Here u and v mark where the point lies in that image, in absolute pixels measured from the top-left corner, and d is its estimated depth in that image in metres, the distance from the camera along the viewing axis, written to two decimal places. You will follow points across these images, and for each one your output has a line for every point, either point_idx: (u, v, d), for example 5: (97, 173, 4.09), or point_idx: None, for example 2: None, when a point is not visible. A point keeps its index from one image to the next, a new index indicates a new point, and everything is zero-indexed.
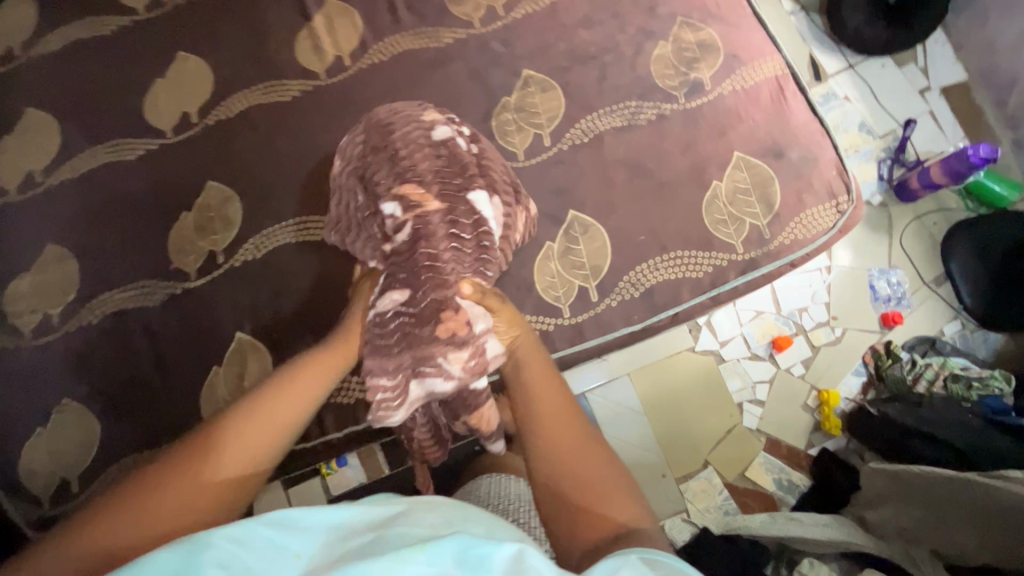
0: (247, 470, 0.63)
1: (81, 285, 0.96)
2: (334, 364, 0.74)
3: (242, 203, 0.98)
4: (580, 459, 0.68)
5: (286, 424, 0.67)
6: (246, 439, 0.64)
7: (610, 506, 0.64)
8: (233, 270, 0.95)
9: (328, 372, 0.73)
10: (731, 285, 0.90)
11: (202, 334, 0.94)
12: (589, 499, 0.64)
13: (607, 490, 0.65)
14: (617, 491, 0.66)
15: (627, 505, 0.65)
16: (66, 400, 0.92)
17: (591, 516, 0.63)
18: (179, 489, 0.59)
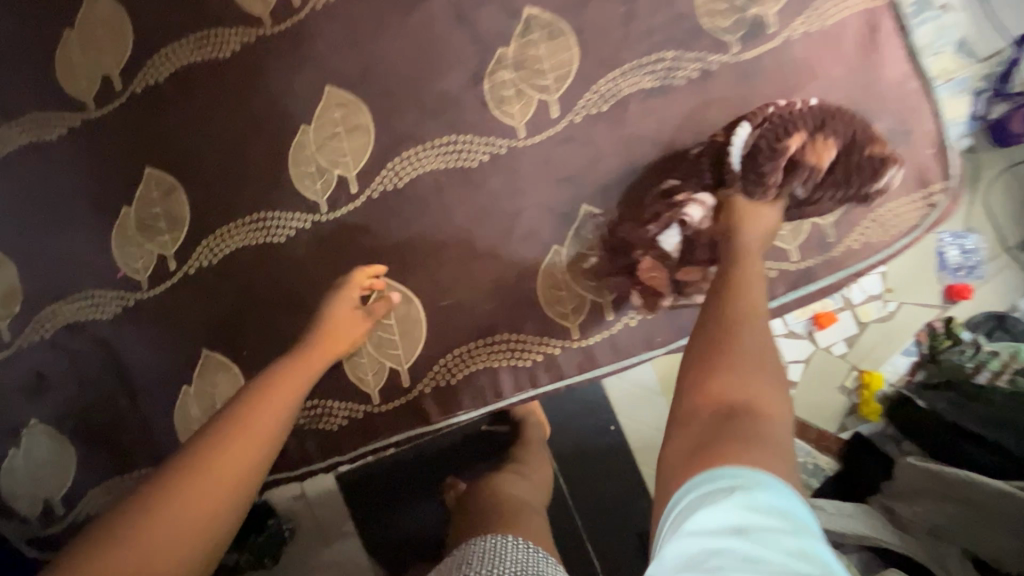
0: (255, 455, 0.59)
1: (25, 295, 0.85)
2: (322, 356, 0.72)
3: (189, 194, 0.82)
4: (733, 334, 0.53)
5: (278, 418, 0.64)
6: (246, 441, 0.59)
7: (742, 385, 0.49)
8: (189, 279, 0.82)
9: (311, 368, 0.71)
10: (781, 301, 0.73)
11: (164, 351, 0.83)
12: (729, 364, 0.51)
13: (754, 375, 0.50)
14: (766, 387, 0.50)
15: (773, 397, 0.49)
16: (33, 420, 0.85)
17: (717, 381, 0.50)
18: (191, 505, 0.53)
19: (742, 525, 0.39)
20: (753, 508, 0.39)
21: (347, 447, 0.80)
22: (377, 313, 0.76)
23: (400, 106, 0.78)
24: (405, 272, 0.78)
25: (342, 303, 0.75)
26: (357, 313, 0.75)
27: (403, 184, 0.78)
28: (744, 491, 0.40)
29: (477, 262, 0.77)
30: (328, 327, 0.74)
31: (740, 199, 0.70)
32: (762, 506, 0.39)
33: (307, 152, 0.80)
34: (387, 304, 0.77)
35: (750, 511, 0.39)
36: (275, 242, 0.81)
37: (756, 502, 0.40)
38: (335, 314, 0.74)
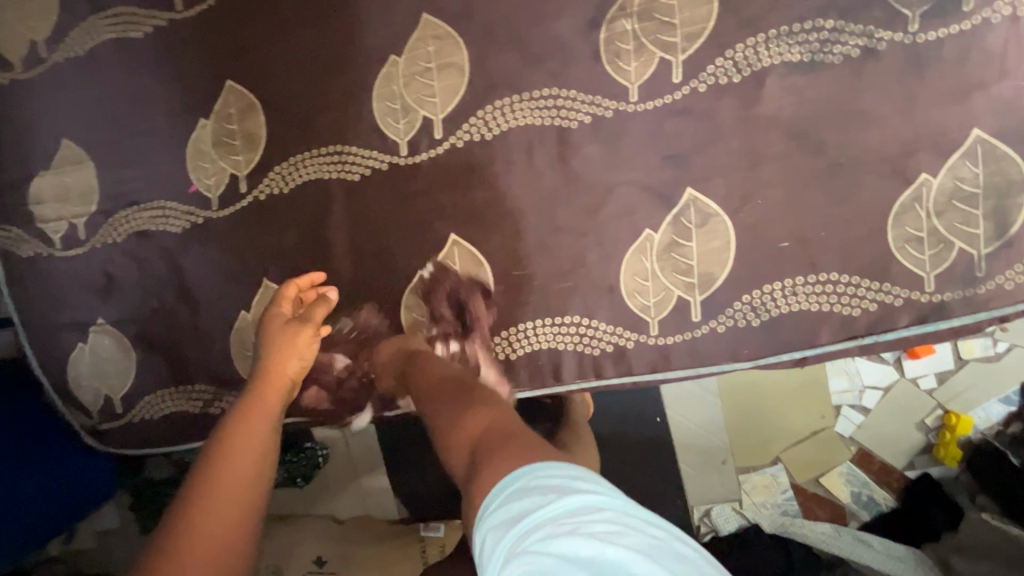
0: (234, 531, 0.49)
1: (101, 195, 0.85)
2: (281, 374, 0.66)
3: (267, 116, 0.78)
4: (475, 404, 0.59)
5: (261, 454, 0.56)
6: (230, 481, 0.52)
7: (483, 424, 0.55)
8: (257, 205, 0.79)
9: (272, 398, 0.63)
10: (899, 334, 0.64)
11: (225, 274, 0.82)
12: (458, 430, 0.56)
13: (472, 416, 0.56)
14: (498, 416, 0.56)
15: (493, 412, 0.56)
16: (100, 320, 0.87)
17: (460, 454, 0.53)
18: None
19: (524, 500, 0.40)
20: (529, 484, 0.41)
21: (394, 401, 0.78)
22: (315, 319, 0.70)
23: (500, 47, 0.70)
24: (478, 233, 0.73)
25: (279, 321, 0.70)
26: (301, 321, 0.70)
27: (490, 137, 0.71)
28: (519, 480, 0.42)
29: (557, 235, 0.71)
30: (275, 352, 0.67)
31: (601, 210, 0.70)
32: (535, 480, 0.42)
33: (393, 86, 0.73)
34: (326, 305, 0.72)
35: (529, 489, 0.41)
36: (348, 180, 0.76)
37: (530, 477, 0.42)
38: (279, 333, 0.69)
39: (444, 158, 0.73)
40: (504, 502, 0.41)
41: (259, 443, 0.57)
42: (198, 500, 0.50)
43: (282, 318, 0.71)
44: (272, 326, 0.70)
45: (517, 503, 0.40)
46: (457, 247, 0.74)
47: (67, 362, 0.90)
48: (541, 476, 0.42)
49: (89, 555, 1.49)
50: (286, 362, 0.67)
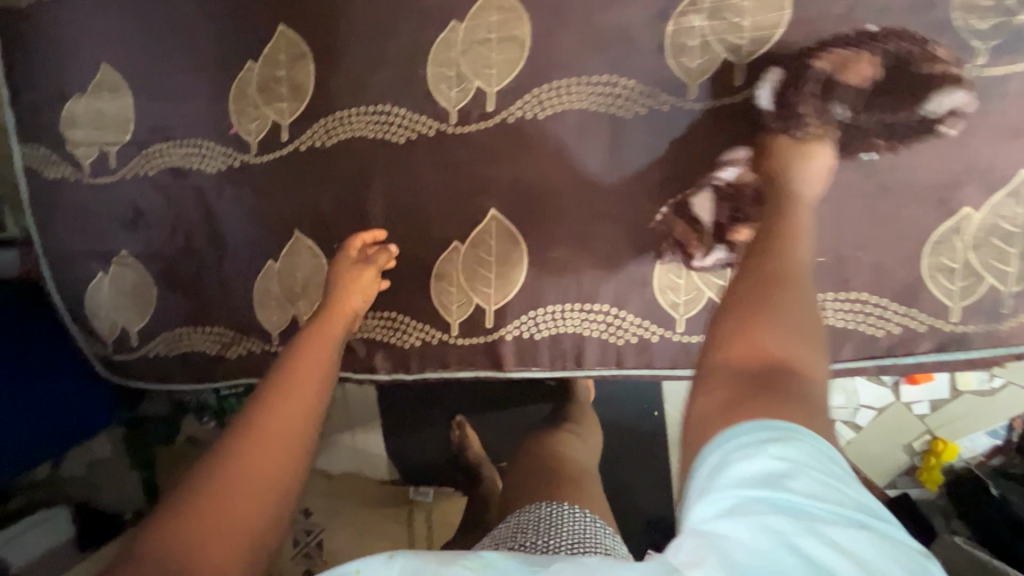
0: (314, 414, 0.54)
1: (136, 125, 0.83)
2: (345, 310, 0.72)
3: (317, 65, 0.76)
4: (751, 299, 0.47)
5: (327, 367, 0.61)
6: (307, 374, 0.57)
7: (767, 348, 0.43)
8: (297, 156, 0.79)
9: (334, 327, 0.69)
10: (917, 359, 0.66)
11: (257, 220, 0.82)
12: (739, 333, 0.45)
13: (767, 334, 0.44)
14: (767, 321, 0.45)
15: (794, 350, 0.43)
16: (123, 252, 0.87)
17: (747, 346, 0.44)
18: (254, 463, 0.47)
19: (785, 470, 0.34)
20: (799, 457, 0.34)
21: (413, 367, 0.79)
22: (379, 262, 0.75)
23: (565, 26, 0.69)
24: (518, 211, 0.73)
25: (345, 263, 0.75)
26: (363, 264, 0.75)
27: (542, 117, 0.71)
28: (774, 440, 0.35)
29: (596, 222, 0.71)
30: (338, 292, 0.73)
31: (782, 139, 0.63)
32: (804, 453, 0.35)
33: (449, 52, 0.72)
34: (388, 255, 0.76)
35: (797, 460, 0.34)
36: (394, 143, 0.75)
37: (804, 449, 0.35)
38: (346, 274, 0.74)
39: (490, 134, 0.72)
40: (757, 447, 0.35)
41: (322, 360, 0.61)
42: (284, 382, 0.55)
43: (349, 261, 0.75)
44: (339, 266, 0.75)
45: (769, 463, 0.34)
46: (495, 223, 0.74)
47: (85, 289, 0.89)
48: (814, 453, 0.35)
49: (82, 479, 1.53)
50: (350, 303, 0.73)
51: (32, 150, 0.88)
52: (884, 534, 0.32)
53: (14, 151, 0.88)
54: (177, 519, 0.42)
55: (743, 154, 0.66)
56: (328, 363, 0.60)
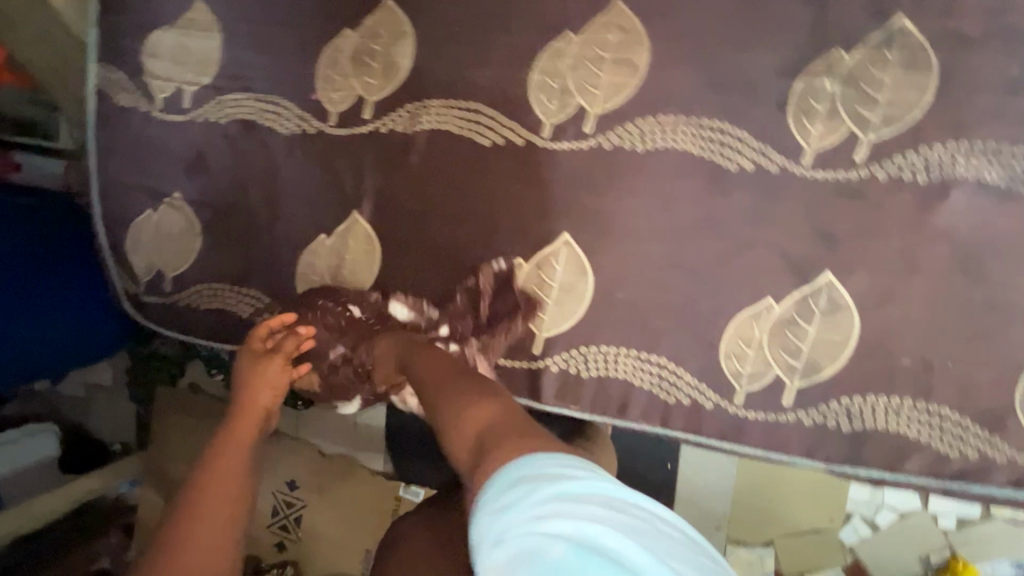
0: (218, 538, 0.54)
1: (218, 70, 0.81)
2: (255, 409, 0.70)
3: (416, 47, 0.73)
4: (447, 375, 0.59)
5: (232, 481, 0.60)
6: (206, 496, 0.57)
7: (481, 417, 0.50)
8: (374, 136, 0.76)
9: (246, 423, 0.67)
10: (987, 489, 0.61)
11: (318, 193, 0.79)
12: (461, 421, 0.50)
13: (467, 405, 0.51)
14: (470, 403, 0.52)
15: (494, 408, 0.51)
16: (175, 195, 0.84)
17: (461, 444, 0.49)
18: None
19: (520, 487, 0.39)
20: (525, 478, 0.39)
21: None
22: (287, 349, 0.75)
23: (687, 60, 0.65)
24: (593, 242, 0.69)
25: (249, 362, 0.75)
26: (270, 356, 0.74)
27: (641, 150, 0.67)
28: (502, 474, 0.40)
29: (673, 272, 0.67)
30: (245, 390, 0.72)
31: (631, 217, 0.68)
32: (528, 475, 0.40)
33: (557, 62, 0.69)
34: (297, 339, 0.75)
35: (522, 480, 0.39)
36: (478, 144, 0.72)
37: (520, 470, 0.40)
38: (249, 375, 0.73)
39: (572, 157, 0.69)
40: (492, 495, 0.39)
41: (233, 467, 0.61)
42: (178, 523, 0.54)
43: (253, 357, 0.75)
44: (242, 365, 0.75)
45: (506, 495, 0.38)
46: (565, 248, 0.70)
47: (130, 224, 0.87)
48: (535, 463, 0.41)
49: (81, 402, 1.55)
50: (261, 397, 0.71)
51: (107, 73, 0.86)
52: (598, 487, 0.38)
53: (89, 69, 0.86)
54: None
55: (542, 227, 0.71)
56: (235, 470, 0.61)
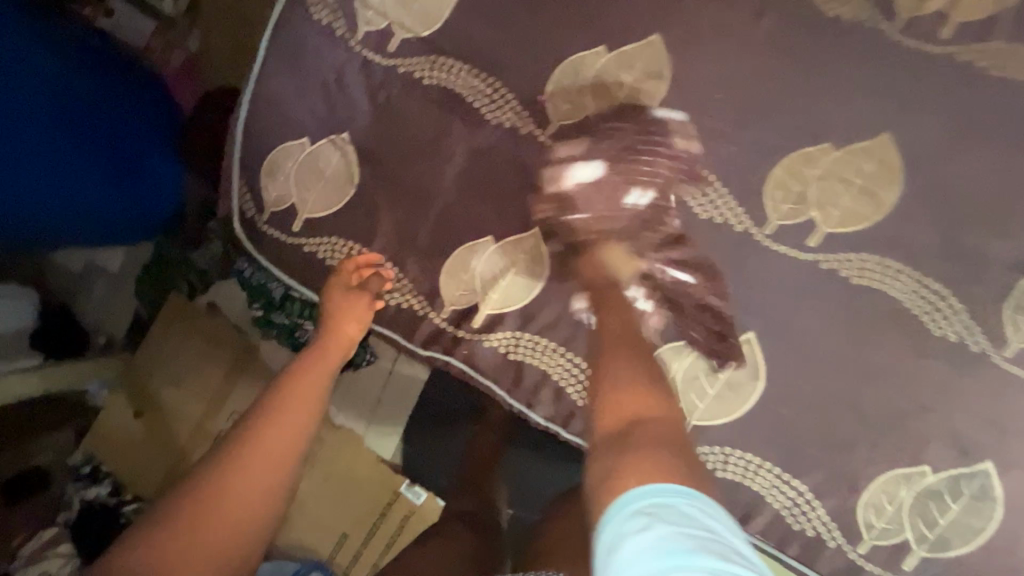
0: (287, 452, 0.67)
1: (443, 30, 0.74)
2: (343, 340, 0.76)
3: (667, 95, 0.70)
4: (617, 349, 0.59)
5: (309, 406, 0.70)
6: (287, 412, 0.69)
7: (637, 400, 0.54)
8: (587, 163, 0.72)
9: (331, 355, 0.75)
10: None
11: (504, 197, 0.75)
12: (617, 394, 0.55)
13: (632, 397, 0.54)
14: (640, 394, 0.54)
15: (653, 403, 0.54)
16: (342, 135, 0.77)
17: (609, 416, 0.53)
18: (223, 509, 0.63)
19: (662, 536, 0.40)
20: (664, 513, 0.42)
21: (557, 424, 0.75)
22: (373, 288, 0.77)
23: (930, 218, 0.66)
24: (777, 352, 0.69)
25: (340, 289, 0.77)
26: (359, 291, 0.77)
27: (853, 282, 0.67)
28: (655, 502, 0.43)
29: (841, 409, 0.68)
30: (335, 317, 0.77)
31: (825, 343, 0.68)
32: (673, 515, 0.42)
33: (806, 168, 0.68)
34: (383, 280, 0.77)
35: (661, 512, 0.42)
36: (694, 213, 0.70)
37: (667, 498, 0.43)
38: (340, 303, 0.76)
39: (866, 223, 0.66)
40: (627, 518, 0.43)
41: (314, 393, 0.71)
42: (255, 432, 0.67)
43: (342, 283, 0.77)
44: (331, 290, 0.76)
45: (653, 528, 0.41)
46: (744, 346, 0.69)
47: (277, 146, 0.78)
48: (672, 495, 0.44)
49: (74, 276, 1.39)
50: (347, 329, 0.77)
51: None
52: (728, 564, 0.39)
53: None
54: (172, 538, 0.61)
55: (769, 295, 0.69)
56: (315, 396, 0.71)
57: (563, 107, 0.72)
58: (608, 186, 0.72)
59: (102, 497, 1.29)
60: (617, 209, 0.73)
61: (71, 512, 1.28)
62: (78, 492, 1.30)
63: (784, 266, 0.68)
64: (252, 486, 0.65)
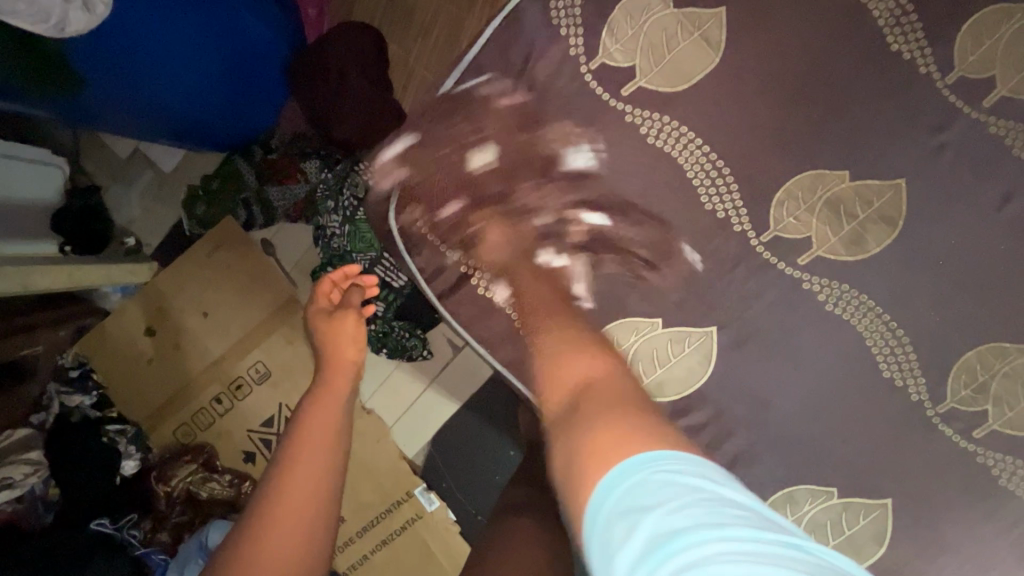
0: (329, 447, 0.67)
1: (686, 97, 0.69)
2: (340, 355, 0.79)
3: (894, 244, 0.67)
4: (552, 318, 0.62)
5: (335, 408, 0.72)
6: (319, 417, 0.70)
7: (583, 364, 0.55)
8: (790, 284, 0.70)
9: (339, 372, 0.77)
10: None
11: (691, 287, 0.72)
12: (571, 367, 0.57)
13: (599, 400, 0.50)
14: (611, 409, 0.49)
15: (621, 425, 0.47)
16: (541, 164, 0.73)
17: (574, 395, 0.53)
18: (279, 533, 0.59)
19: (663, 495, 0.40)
20: (636, 497, 0.40)
21: None
22: (349, 299, 0.83)
23: None
24: (908, 523, 0.69)
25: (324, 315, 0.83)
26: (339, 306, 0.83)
27: (1001, 483, 0.67)
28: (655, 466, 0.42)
29: None
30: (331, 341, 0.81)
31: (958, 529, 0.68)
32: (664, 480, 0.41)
33: (997, 360, 0.66)
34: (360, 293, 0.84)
35: (636, 499, 0.40)
36: (878, 367, 0.69)
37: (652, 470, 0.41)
38: (326, 325, 0.82)
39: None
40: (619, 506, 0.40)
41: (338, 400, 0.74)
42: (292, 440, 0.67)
43: (324, 311, 0.84)
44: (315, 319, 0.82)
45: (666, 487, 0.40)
46: (880, 509, 0.69)
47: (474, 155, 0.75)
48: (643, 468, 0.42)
49: (125, 163, 1.26)
50: (343, 344, 0.80)
51: None
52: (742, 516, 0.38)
53: None
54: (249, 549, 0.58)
55: (923, 468, 0.69)
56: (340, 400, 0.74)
57: (786, 219, 0.69)
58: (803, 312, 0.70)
59: (85, 409, 1.18)
60: (803, 336, 0.70)
61: (48, 415, 1.15)
62: (59, 396, 1.17)
63: (944, 445, 0.68)
64: (306, 479, 0.63)
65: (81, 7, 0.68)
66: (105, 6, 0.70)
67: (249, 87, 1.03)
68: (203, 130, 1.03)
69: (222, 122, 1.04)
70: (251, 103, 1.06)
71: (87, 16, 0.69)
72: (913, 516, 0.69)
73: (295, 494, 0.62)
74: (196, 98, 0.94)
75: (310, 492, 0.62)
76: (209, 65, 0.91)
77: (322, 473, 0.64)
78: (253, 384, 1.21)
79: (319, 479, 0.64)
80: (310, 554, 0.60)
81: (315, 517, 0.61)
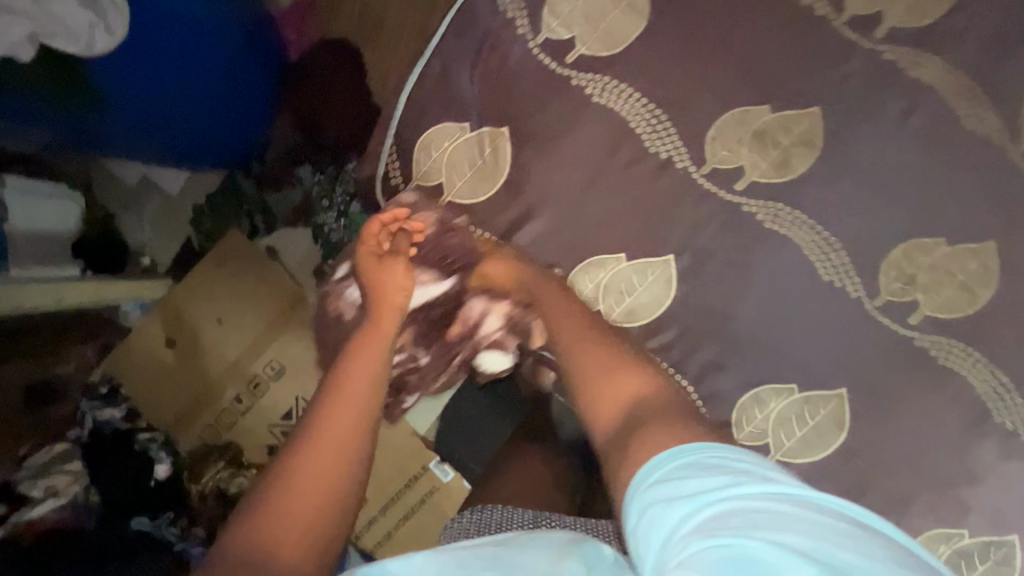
0: (366, 402, 0.71)
1: (623, 59, 0.79)
2: (387, 299, 0.84)
3: (817, 163, 0.77)
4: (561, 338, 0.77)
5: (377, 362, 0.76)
6: (354, 377, 0.73)
7: (623, 387, 0.68)
8: (732, 209, 0.79)
9: (381, 331, 0.81)
10: None
11: (648, 223, 0.81)
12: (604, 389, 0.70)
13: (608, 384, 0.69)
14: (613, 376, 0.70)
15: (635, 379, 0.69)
16: (502, 129, 0.83)
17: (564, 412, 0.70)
18: (312, 469, 0.63)
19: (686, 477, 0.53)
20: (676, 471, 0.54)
21: None
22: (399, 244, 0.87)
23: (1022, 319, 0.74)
24: (864, 410, 0.77)
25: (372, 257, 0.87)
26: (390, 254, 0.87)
27: (940, 361, 0.76)
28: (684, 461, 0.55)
29: (908, 467, 0.77)
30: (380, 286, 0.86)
31: (907, 409, 0.76)
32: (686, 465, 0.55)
33: (920, 255, 0.75)
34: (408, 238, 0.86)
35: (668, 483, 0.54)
36: (819, 275, 0.78)
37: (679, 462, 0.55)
38: (375, 268, 0.86)
39: (956, 315, 0.75)
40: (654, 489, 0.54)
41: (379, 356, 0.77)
42: (330, 396, 0.71)
43: (371, 254, 0.87)
44: (365, 258, 0.86)
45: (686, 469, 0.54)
46: (835, 401, 0.78)
47: (443, 127, 0.86)
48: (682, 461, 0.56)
49: (133, 192, 1.37)
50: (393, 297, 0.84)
51: None
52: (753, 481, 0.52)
53: None
54: (273, 504, 0.61)
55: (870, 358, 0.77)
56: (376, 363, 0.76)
57: (722, 151, 0.78)
58: (747, 232, 0.79)
59: (116, 421, 1.25)
60: (750, 253, 0.79)
61: (84, 430, 1.23)
62: (93, 412, 1.25)
63: (886, 335, 0.77)
64: (339, 427, 0.67)
65: (104, 28, 0.83)
66: (125, 28, 0.84)
67: (241, 102, 1.12)
68: (202, 143, 1.12)
69: (220, 135, 1.13)
70: (243, 118, 1.16)
71: (109, 37, 0.84)
72: (868, 404, 0.77)
73: (328, 439, 0.66)
74: (195, 112, 1.03)
75: (344, 441, 0.66)
76: (204, 83, 1.00)
77: (358, 422, 0.69)
78: (269, 381, 1.29)
79: (351, 431, 0.68)
80: (339, 499, 0.63)
81: (346, 461, 0.65)
